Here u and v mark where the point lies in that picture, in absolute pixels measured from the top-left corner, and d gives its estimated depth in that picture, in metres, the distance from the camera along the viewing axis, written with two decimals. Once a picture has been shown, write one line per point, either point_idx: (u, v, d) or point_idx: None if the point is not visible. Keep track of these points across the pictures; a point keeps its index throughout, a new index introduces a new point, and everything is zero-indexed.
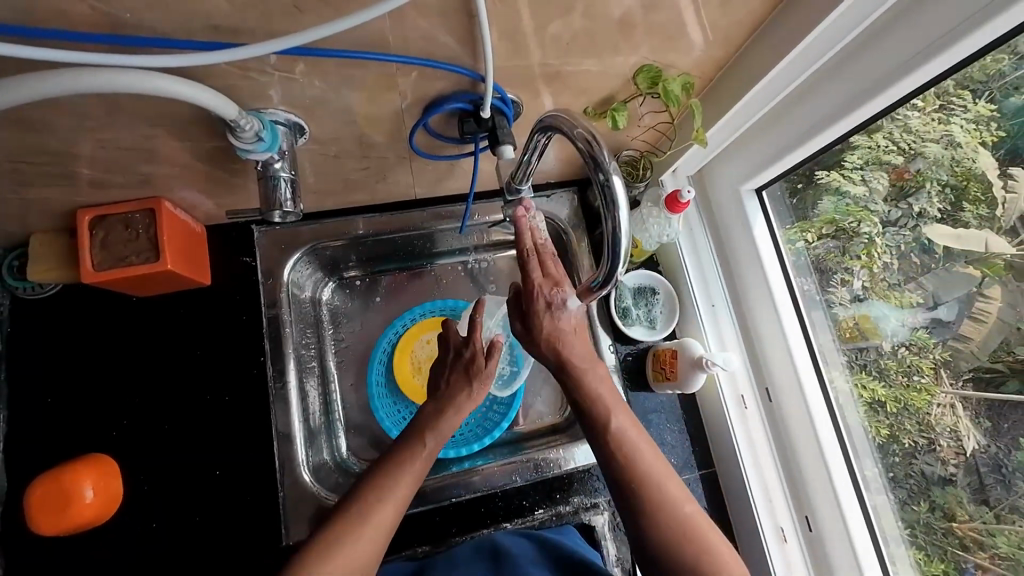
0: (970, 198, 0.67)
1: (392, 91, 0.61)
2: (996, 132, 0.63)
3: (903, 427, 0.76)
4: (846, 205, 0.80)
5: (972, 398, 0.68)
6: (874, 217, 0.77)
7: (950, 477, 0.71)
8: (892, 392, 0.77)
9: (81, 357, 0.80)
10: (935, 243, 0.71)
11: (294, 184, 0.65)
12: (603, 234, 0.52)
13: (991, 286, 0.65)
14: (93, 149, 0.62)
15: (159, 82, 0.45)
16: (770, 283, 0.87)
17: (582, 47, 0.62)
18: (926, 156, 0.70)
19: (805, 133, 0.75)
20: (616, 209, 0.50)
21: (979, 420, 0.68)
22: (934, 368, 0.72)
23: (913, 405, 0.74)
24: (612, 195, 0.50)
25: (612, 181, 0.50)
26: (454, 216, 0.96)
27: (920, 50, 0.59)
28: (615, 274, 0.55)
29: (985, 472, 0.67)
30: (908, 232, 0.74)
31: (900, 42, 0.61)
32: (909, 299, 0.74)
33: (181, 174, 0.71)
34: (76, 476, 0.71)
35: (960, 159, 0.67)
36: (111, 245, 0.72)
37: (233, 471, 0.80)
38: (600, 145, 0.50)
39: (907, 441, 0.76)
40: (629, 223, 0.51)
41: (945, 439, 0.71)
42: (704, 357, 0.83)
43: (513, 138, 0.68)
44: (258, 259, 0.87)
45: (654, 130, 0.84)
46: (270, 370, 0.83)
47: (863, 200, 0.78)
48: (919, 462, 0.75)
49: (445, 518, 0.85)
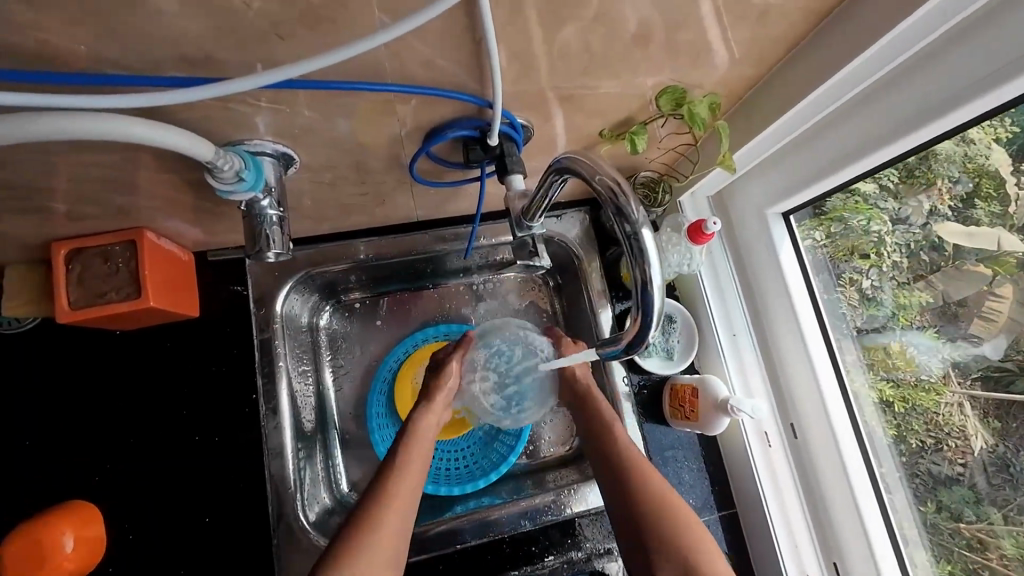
0: (981, 196, 0.63)
1: (390, 118, 0.55)
2: (1010, 128, 0.57)
3: (910, 426, 0.73)
4: (855, 202, 0.75)
5: (980, 397, 0.65)
6: (884, 215, 0.72)
7: (958, 477, 0.68)
8: (899, 392, 0.73)
9: (62, 394, 0.75)
10: (946, 242, 0.67)
11: (284, 221, 0.60)
12: (630, 288, 0.46)
13: (1003, 284, 0.62)
14: (63, 183, 0.56)
15: (123, 125, 0.40)
16: (795, 306, 0.80)
17: (601, 68, 0.56)
18: (938, 154, 0.64)
19: (835, 160, 0.69)
20: (646, 261, 0.44)
21: (987, 420, 0.65)
22: (943, 368, 0.68)
23: (921, 405, 0.71)
24: (641, 247, 0.44)
25: (639, 233, 0.44)
26: (459, 238, 0.91)
27: (981, 75, 0.53)
28: (648, 337, 0.48)
29: (993, 471, 0.65)
30: (919, 231, 0.70)
31: (959, 65, 0.54)
32: (919, 297, 0.70)
33: (162, 205, 0.65)
34: (57, 528, 0.66)
35: (973, 154, 0.61)
36: (89, 281, 0.67)
37: (223, 517, 0.75)
38: (626, 194, 0.44)
39: (915, 441, 0.72)
40: (661, 276, 0.45)
41: (952, 439, 0.68)
42: (730, 402, 0.77)
43: (523, 166, 0.63)
44: (250, 286, 0.82)
45: (674, 151, 0.78)
46: (263, 407, 0.78)
47: (873, 197, 0.73)
48: (925, 462, 0.72)
49: (450, 566, 0.80)
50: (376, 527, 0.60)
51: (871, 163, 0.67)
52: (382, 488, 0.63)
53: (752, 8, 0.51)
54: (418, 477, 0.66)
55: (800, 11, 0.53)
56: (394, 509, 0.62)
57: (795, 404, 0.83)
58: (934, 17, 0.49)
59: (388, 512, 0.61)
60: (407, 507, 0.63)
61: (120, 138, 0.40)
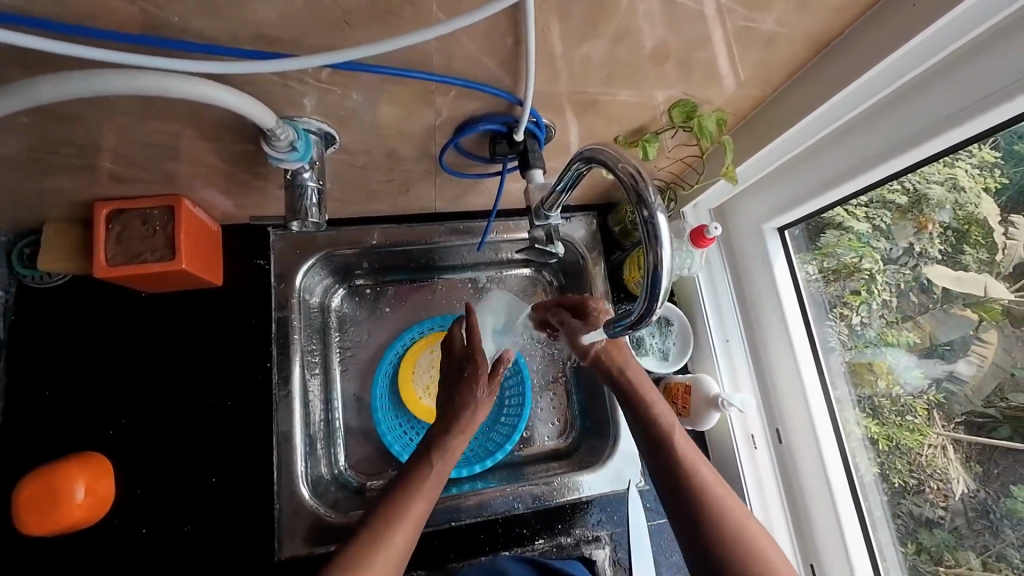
0: (970, 242, 0.68)
1: (428, 108, 0.60)
2: (999, 179, 0.64)
3: (893, 466, 0.77)
4: (848, 239, 0.81)
5: (963, 440, 0.69)
6: (876, 253, 0.78)
7: (938, 519, 0.73)
8: (885, 430, 0.78)
9: (84, 350, 0.78)
10: (934, 284, 0.72)
11: (321, 193, 0.63)
12: (643, 270, 0.51)
13: (988, 330, 0.67)
14: (118, 143, 0.60)
15: (198, 87, 0.45)
16: (788, 323, 0.85)
17: (622, 78, 0.61)
18: (930, 200, 0.70)
19: (829, 180, 0.75)
20: (660, 245, 0.49)
21: (970, 464, 0.69)
22: (927, 410, 0.73)
23: (905, 444, 0.76)
24: (656, 232, 0.49)
25: (656, 218, 0.49)
26: (472, 232, 0.96)
27: (969, 104, 0.58)
28: (654, 311, 0.52)
29: (974, 516, 0.69)
30: (909, 271, 0.75)
31: (942, 94, 0.60)
32: (909, 338, 0.75)
33: (203, 173, 0.69)
34: (70, 476, 0.69)
35: (963, 203, 0.67)
36: (126, 240, 0.71)
37: (230, 478, 0.78)
38: (645, 180, 0.49)
39: (897, 482, 0.77)
40: (672, 260, 0.50)
41: (934, 480, 0.72)
42: (720, 396, 0.82)
43: (544, 162, 0.68)
44: (273, 262, 0.86)
45: (681, 162, 0.84)
46: (275, 376, 0.82)
47: (866, 237, 0.79)
48: (907, 503, 0.76)
49: (443, 542, 0.82)
50: (395, 521, 0.66)
51: (864, 182, 0.72)
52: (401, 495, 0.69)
53: (761, 34, 0.57)
54: (432, 495, 0.71)
55: (802, 40, 0.59)
56: (416, 511, 0.68)
57: (782, 413, 0.88)
58: (928, 45, 0.55)
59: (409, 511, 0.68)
60: (418, 522, 0.67)
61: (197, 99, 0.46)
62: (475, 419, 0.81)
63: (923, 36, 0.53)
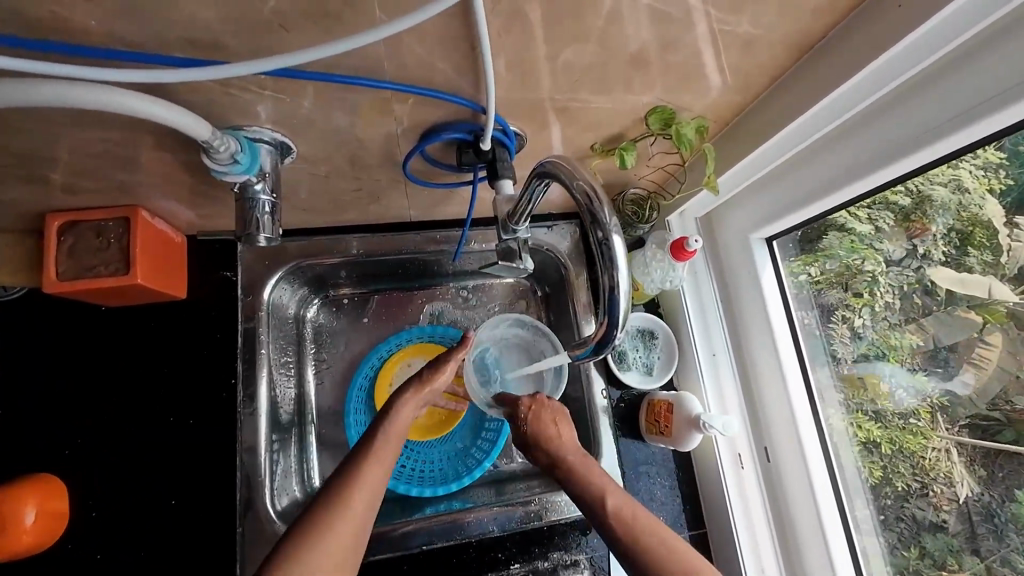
0: (974, 243, 0.64)
1: (386, 116, 0.57)
2: (1004, 179, 0.60)
3: (896, 469, 0.72)
4: (848, 240, 0.76)
5: (968, 443, 0.65)
6: (878, 255, 0.74)
7: (942, 523, 0.68)
8: (887, 433, 0.73)
9: (42, 366, 0.75)
10: (938, 286, 0.68)
11: (275, 209, 0.61)
12: (600, 294, 0.49)
13: (993, 332, 0.63)
14: (62, 155, 0.57)
15: (120, 98, 0.41)
16: (775, 328, 0.82)
17: (593, 84, 0.58)
18: (933, 201, 0.66)
19: (821, 188, 0.71)
20: (614, 267, 0.47)
21: (974, 467, 0.65)
22: (931, 413, 0.68)
23: (906, 447, 0.71)
24: (611, 255, 0.46)
25: (611, 239, 0.46)
26: (449, 241, 0.91)
27: (969, 106, 0.54)
28: (615, 335, 0.50)
29: (978, 520, 0.65)
30: (912, 273, 0.70)
31: (933, 101, 0.57)
32: (909, 340, 0.71)
33: (159, 184, 0.66)
34: (18, 500, 0.65)
35: (967, 204, 0.63)
36: (78, 253, 0.68)
37: (190, 500, 0.75)
38: (600, 200, 0.47)
39: (900, 485, 0.72)
40: (629, 283, 0.47)
41: (939, 484, 0.68)
42: (702, 417, 0.78)
43: (513, 172, 0.65)
44: (240, 273, 0.82)
45: (663, 170, 0.81)
46: (241, 393, 0.78)
47: (867, 238, 0.74)
48: (910, 506, 0.71)
49: (414, 566, 0.80)
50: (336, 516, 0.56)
51: (857, 189, 0.69)
52: (344, 482, 0.59)
53: (739, 37, 0.54)
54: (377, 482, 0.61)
55: (782, 43, 0.56)
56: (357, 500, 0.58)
57: (768, 422, 0.84)
58: (924, 45, 0.51)
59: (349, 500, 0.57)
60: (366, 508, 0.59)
61: (113, 109, 0.42)
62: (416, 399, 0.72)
63: (915, 36, 0.49)
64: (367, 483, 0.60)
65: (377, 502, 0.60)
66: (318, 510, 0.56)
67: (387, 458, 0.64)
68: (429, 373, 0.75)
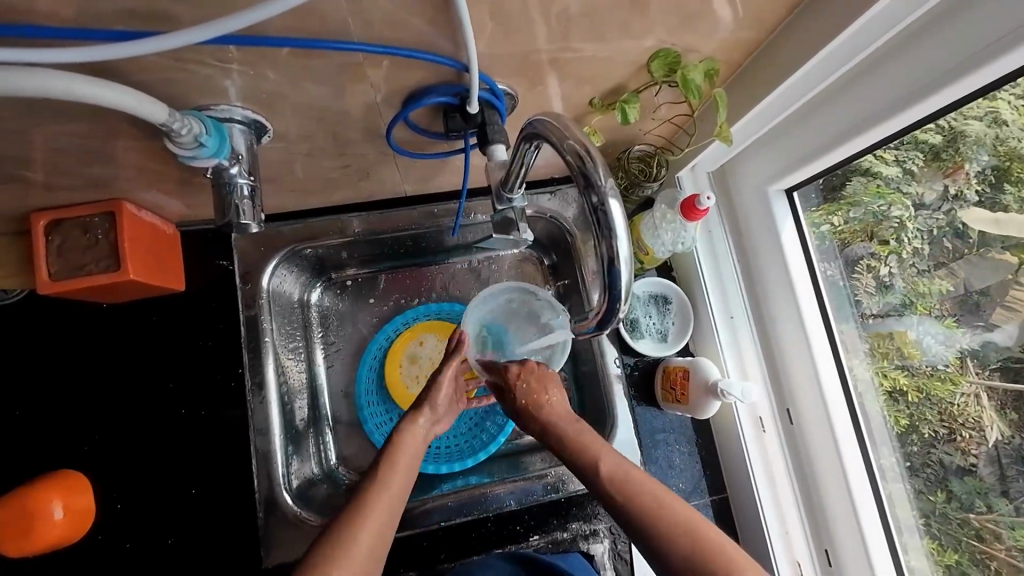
0: (1011, 179, 0.58)
1: (360, 83, 0.52)
2: None
3: (923, 417, 0.68)
4: (875, 186, 0.70)
5: (998, 387, 0.61)
6: (906, 199, 0.68)
7: (971, 467, 0.64)
8: (915, 382, 0.69)
9: (52, 366, 0.76)
10: (970, 228, 0.63)
11: (254, 192, 0.58)
12: (600, 266, 0.45)
13: None
14: (27, 152, 0.55)
15: (45, 79, 0.37)
16: (795, 286, 0.77)
17: (586, 29, 0.52)
18: (967, 137, 0.59)
19: (847, 129, 0.64)
20: (613, 235, 0.43)
21: (1005, 411, 0.61)
22: (960, 358, 0.64)
23: (934, 395, 0.67)
24: (607, 222, 0.43)
25: (607, 204, 0.42)
26: (448, 214, 0.87)
27: (1019, 22, 0.47)
28: (618, 310, 0.47)
29: (1008, 463, 0.61)
30: (942, 217, 0.65)
31: (961, 29, 0.51)
32: (940, 286, 0.66)
33: (136, 176, 0.64)
34: (45, 497, 0.67)
35: (1005, 137, 0.57)
36: (69, 252, 0.67)
37: (209, 489, 0.76)
38: (594, 160, 0.42)
39: (927, 431, 0.68)
40: (629, 250, 0.44)
41: (967, 429, 0.64)
42: (718, 384, 0.75)
43: (506, 136, 0.60)
44: (236, 262, 0.80)
45: (670, 123, 0.74)
46: (249, 381, 0.78)
47: (895, 182, 0.68)
48: (937, 452, 0.67)
49: (434, 542, 0.80)
50: (343, 554, 0.55)
51: (876, 136, 0.63)
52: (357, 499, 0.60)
53: None
54: (389, 512, 0.60)
55: None
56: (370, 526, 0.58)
57: (789, 381, 0.80)
58: None
59: (357, 533, 0.57)
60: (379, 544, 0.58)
61: (45, 93, 0.37)
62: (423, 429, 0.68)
63: None
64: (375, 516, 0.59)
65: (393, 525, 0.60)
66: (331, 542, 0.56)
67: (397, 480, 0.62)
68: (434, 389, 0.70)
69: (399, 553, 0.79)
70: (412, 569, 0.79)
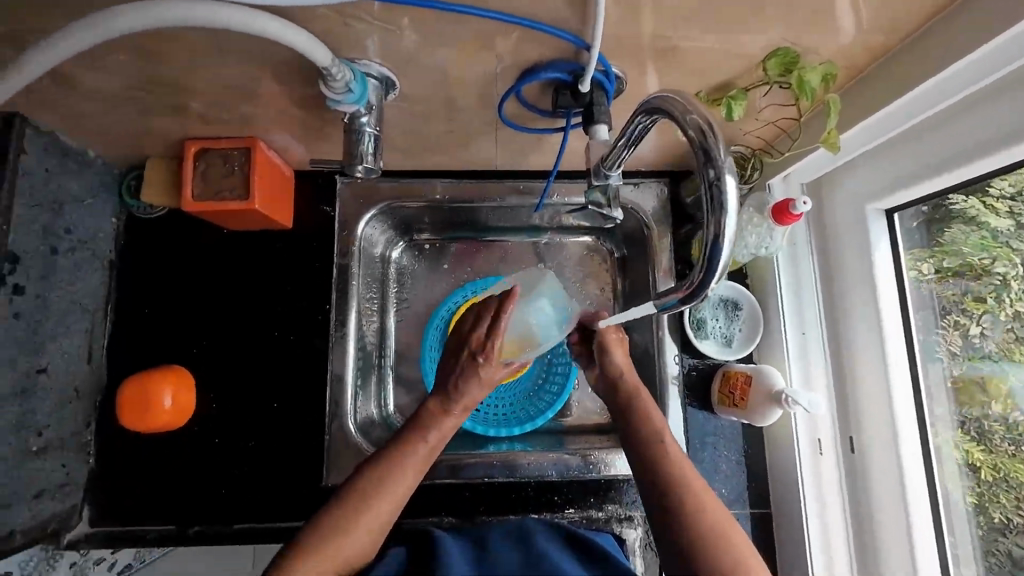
0: None
1: (487, 52, 0.57)
2: None
3: (995, 497, 0.66)
4: (981, 238, 0.67)
5: None
6: (1014, 255, 0.64)
7: None
8: (992, 458, 0.66)
9: (177, 277, 0.87)
10: None
11: (377, 141, 0.64)
12: (702, 242, 0.47)
13: None
14: (198, 85, 0.64)
15: (238, 16, 0.44)
16: (881, 311, 0.74)
17: (710, 21, 0.53)
18: None
19: (969, 151, 0.61)
20: (724, 212, 0.45)
21: None
22: None
23: (1014, 477, 0.64)
24: (720, 198, 0.44)
25: (723, 179, 0.44)
26: (532, 192, 0.92)
27: None
28: (709, 286, 0.49)
29: None
30: None
31: None
32: None
33: (274, 118, 0.72)
34: (161, 387, 0.78)
35: None
36: (210, 178, 0.77)
37: (289, 406, 0.85)
38: (716, 136, 0.44)
39: (998, 516, 0.65)
40: (735, 230, 0.45)
41: None
42: (784, 393, 0.73)
43: (610, 118, 0.62)
44: (338, 209, 0.89)
45: (774, 126, 0.74)
46: (334, 317, 0.86)
47: (1003, 236, 0.64)
48: (1008, 541, 0.64)
49: (475, 495, 0.85)
50: (358, 518, 0.60)
51: (999, 162, 0.60)
52: (384, 467, 0.64)
53: None
54: (404, 492, 0.64)
55: None
56: (385, 500, 0.62)
57: (859, 412, 0.77)
58: None
59: (377, 500, 0.62)
60: (385, 522, 0.62)
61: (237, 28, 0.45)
62: (450, 415, 0.70)
63: None
64: (393, 490, 0.63)
65: (402, 503, 0.64)
66: (355, 503, 0.61)
67: (419, 458, 0.67)
68: (464, 382, 0.70)
69: (441, 497, 0.85)
70: (451, 514, 0.84)
